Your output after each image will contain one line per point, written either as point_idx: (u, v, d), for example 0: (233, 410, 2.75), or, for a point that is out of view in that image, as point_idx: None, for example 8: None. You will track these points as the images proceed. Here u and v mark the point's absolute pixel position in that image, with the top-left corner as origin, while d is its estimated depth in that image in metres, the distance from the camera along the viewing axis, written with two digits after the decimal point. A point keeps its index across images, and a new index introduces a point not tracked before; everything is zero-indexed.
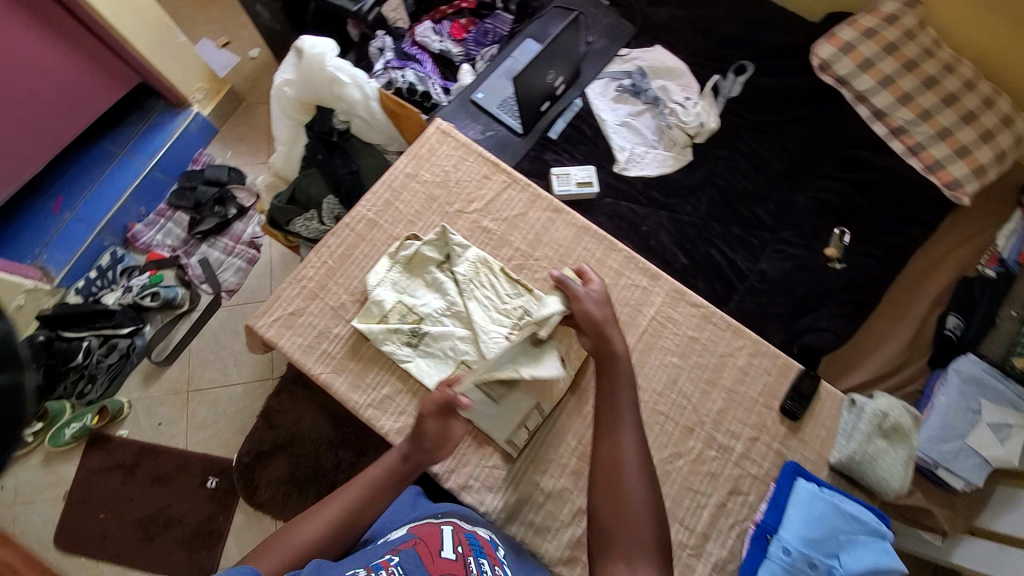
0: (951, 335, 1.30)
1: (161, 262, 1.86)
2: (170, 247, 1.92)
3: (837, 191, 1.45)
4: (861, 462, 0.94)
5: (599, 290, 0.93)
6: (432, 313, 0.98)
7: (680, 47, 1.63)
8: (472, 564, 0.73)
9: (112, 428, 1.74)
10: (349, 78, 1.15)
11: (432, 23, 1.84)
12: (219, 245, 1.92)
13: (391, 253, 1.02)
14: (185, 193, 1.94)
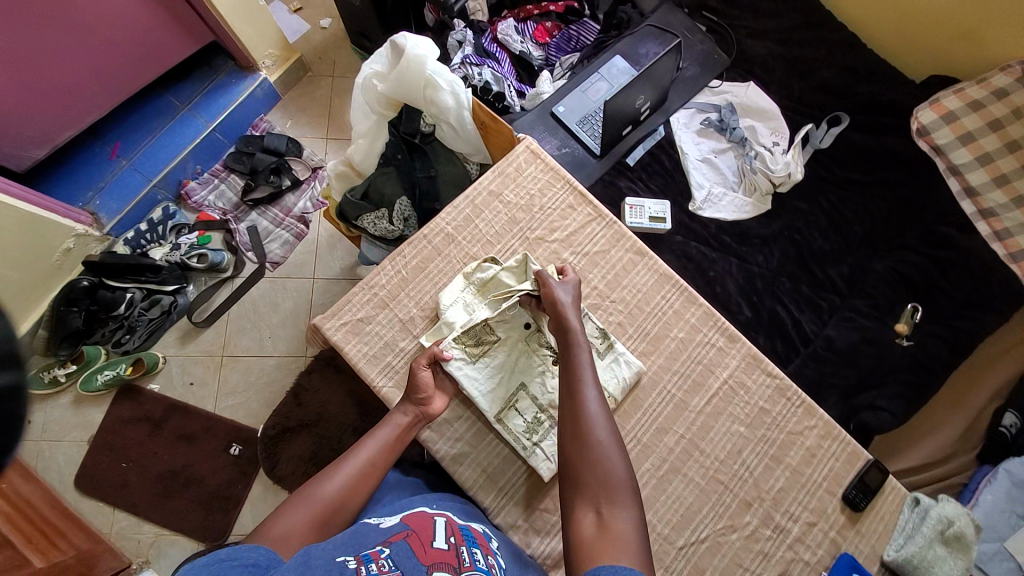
0: (1006, 433, 1.22)
1: (211, 224, 1.86)
2: (221, 210, 1.90)
3: (917, 265, 1.39)
4: (917, 567, 0.90)
5: (573, 286, 0.93)
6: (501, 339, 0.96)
7: (773, 87, 1.56)
8: (464, 554, 0.74)
9: (145, 381, 1.76)
10: (446, 84, 1.11)
11: (515, 21, 1.77)
12: (269, 215, 1.91)
13: (466, 273, 1.00)
14: (242, 157, 1.92)
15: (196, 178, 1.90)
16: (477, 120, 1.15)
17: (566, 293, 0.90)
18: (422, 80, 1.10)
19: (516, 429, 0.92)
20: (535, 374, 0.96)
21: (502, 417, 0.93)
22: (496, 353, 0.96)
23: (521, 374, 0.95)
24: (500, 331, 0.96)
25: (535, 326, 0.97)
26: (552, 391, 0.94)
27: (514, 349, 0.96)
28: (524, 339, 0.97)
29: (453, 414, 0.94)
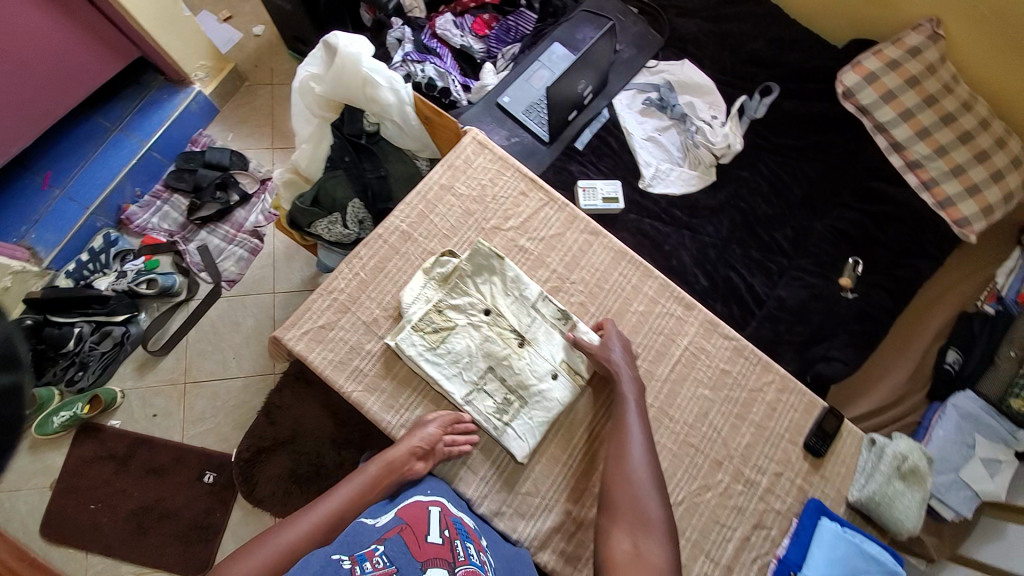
0: (950, 369, 1.37)
1: (157, 247, 1.77)
2: (167, 231, 1.82)
3: (854, 221, 1.47)
4: (880, 503, 0.95)
5: (618, 342, 0.97)
6: (464, 325, 0.96)
7: (707, 62, 1.61)
8: (458, 548, 0.75)
9: (105, 417, 1.67)
10: (385, 81, 1.11)
11: (453, 16, 1.77)
12: (220, 232, 1.85)
13: (425, 270, 0.99)
14: (183, 175, 1.84)
15: (137, 202, 1.82)
16: (420, 114, 1.15)
17: (615, 350, 0.95)
18: (360, 79, 1.08)
19: (486, 410, 0.93)
20: (501, 355, 0.96)
21: (468, 400, 0.93)
22: (460, 341, 0.95)
23: (487, 356, 0.95)
24: (455, 316, 0.96)
25: (494, 309, 0.98)
26: (517, 369, 0.95)
27: (477, 335, 0.96)
28: (488, 325, 0.97)
29: (427, 411, 0.94)
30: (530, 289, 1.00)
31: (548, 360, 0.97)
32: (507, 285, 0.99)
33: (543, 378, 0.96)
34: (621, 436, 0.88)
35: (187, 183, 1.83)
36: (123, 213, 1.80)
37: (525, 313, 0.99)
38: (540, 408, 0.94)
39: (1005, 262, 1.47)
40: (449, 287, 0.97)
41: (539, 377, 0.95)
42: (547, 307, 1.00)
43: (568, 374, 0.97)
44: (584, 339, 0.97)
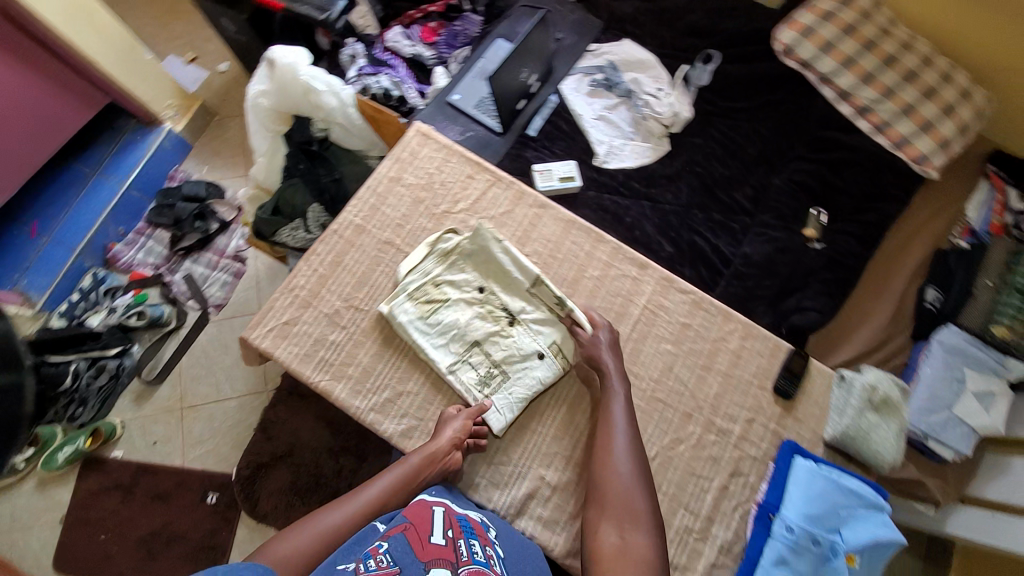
0: (931, 307, 1.35)
1: (145, 281, 1.80)
2: (153, 264, 1.86)
3: (812, 173, 1.49)
4: (854, 436, 0.95)
5: (608, 336, 0.96)
6: (456, 300, 0.99)
7: (647, 39, 1.65)
8: (462, 548, 0.75)
9: (107, 449, 1.69)
10: (325, 86, 1.15)
11: (402, 28, 1.84)
12: (203, 261, 1.87)
13: (430, 242, 1.02)
14: (162, 211, 1.86)
15: (122, 240, 1.87)
16: (364, 112, 1.18)
17: (598, 347, 0.95)
18: (301, 86, 1.14)
19: (467, 381, 0.95)
20: (489, 330, 0.98)
21: (455, 372, 0.95)
22: (451, 316, 0.97)
23: (474, 330, 0.97)
24: (449, 290, 0.99)
25: (486, 288, 1.00)
26: (503, 347, 0.97)
27: (468, 313, 0.98)
28: (480, 306, 0.99)
29: (396, 393, 0.95)
30: (525, 274, 1.00)
31: (533, 342, 0.98)
32: (500, 265, 1.00)
33: (528, 357, 0.97)
34: (608, 435, 0.88)
35: (168, 219, 1.85)
36: (109, 252, 1.84)
37: (518, 295, 1.01)
38: (521, 385, 0.95)
39: (974, 195, 1.47)
40: (450, 260, 1.00)
41: (523, 358, 0.97)
42: (545, 289, 1.00)
43: (553, 356, 0.97)
44: (577, 330, 0.97)
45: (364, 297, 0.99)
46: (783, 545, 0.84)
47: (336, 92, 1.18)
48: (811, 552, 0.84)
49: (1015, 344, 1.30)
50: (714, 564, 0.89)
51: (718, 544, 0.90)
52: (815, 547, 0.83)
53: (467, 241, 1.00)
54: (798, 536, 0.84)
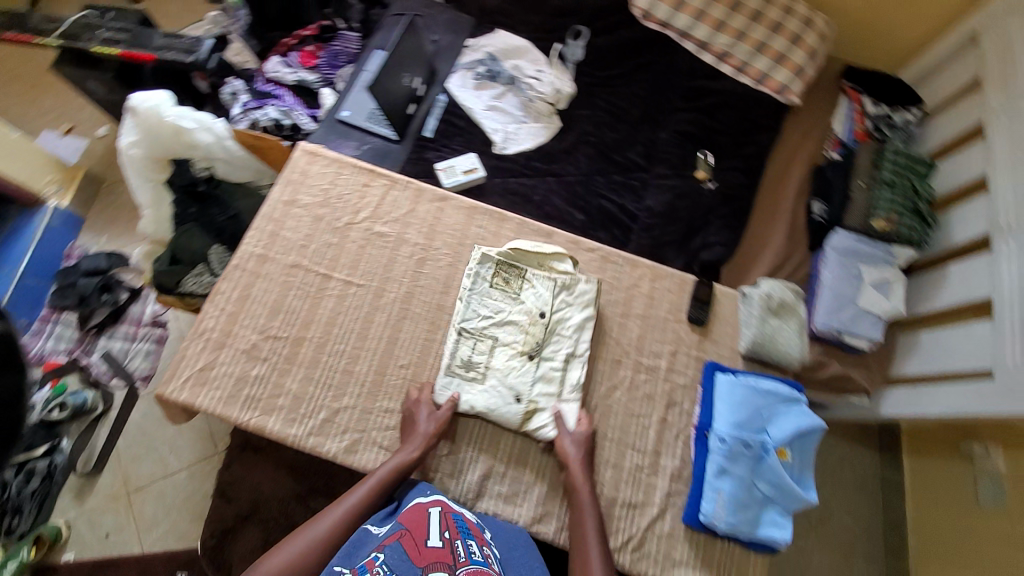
0: (820, 220, 1.49)
1: (60, 369, 1.62)
2: (66, 350, 1.69)
3: (692, 121, 1.60)
4: (764, 342, 1.03)
5: (587, 433, 0.94)
6: (517, 303, 1.01)
7: (520, 26, 1.72)
8: (458, 549, 0.75)
9: (55, 556, 1.52)
10: (195, 123, 1.14)
11: (279, 57, 1.80)
12: (120, 334, 1.72)
13: (553, 253, 1.04)
14: (65, 291, 1.69)
15: (25, 331, 1.69)
16: (242, 142, 1.17)
17: (576, 449, 0.92)
18: (168, 127, 1.12)
19: (460, 352, 0.97)
20: (510, 339, 0.99)
21: (456, 343, 0.97)
22: (501, 305, 1.00)
23: (501, 334, 0.99)
24: (523, 291, 1.01)
25: (547, 314, 1.00)
26: (505, 362, 0.97)
27: (522, 321, 1.00)
28: (530, 321, 1.00)
29: (332, 410, 0.94)
30: (576, 326, 1.01)
31: (523, 382, 0.96)
32: (566, 312, 1.02)
33: (514, 398, 0.95)
34: (583, 554, 0.83)
35: (74, 297, 1.67)
36: None
37: (554, 339, 1.00)
38: (481, 395, 0.95)
39: (837, 110, 1.64)
40: (542, 264, 1.03)
41: (506, 384, 0.96)
42: (574, 372, 0.99)
43: (524, 411, 0.95)
44: (561, 423, 0.94)
45: (280, 325, 0.97)
46: (720, 456, 0.90)
47: (209, 127, 1.16)
48: (746, 456, 0.90)
49: (896, 233, 1.43)
50: (669, 493, 0.94)
51: (669, 473, 0.95)
52: (748, 450, 0.90)
53: (561, 260, 1.04)
54: (731, 444, 0.90)
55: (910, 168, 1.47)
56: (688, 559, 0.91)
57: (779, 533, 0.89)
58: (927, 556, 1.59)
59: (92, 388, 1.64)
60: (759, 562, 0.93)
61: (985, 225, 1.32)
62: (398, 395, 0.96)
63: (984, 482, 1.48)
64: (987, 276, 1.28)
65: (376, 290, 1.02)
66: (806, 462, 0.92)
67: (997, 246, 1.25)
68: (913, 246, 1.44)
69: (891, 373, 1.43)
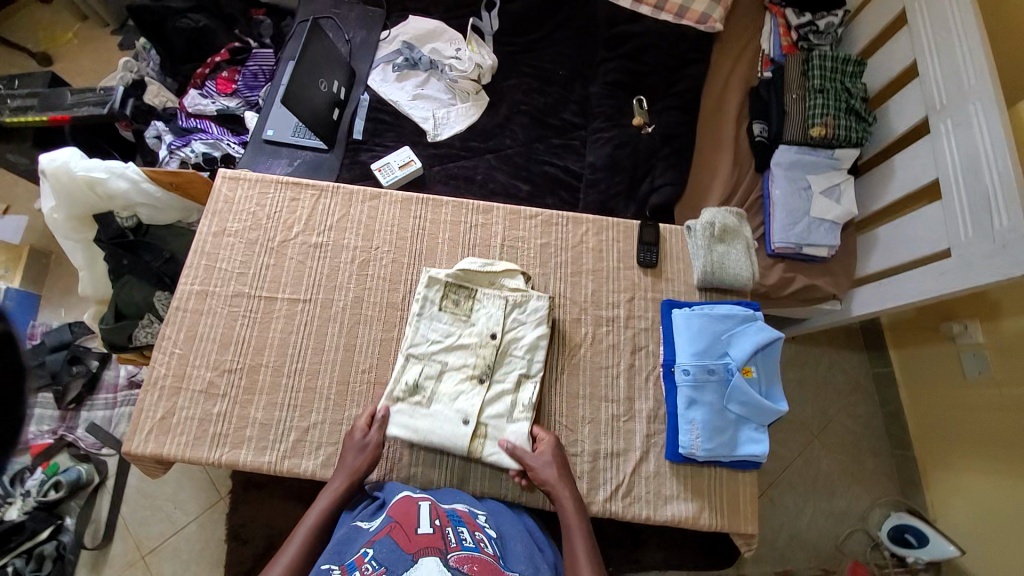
0: (762, 139, 1.47)
1: (48, 450, 1.55)
2: (51, 431, 1.60)
3: (620, 68, 1.59)
4: (716, 271, 1.04)
5: (554, 453, 0.90)
6: (461, 326, 0.99)
7: (431, 9, 1.68)
8: (450, 535, 0.73)
9: None
10: (104, 172, 1.12)
11: (196, 89, 1.75)
12: (99, 403, 1.64)
13: (490, 262, 1.02)
14: (35, 372, 1.60)
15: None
16: (160, 183, 1.16)
17: (546, 471, 0.88)
18: (82, 183, 1.11)
19: (406, 376, 0.95)
20: (459, 365, 0.97)
21: (403, 367, 0.95)
22: (452, 328, 0.98)
23: (450, 361, 0.97)
24: (471, 315, 0.99)
25: (500, 335, 0.98)
26: (454, 387, 0.95)
27: (473, 344, 0.97)
28: (482, 343, 0.97)
29: (303, 428, 0.94)
30: (531, 345, 0.98)
31: (472, 405, 0.93)
32: (517, 331, 0.99)
33: (469, 419, 0.93)
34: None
35: (46, 376, 1.59)
36: None
37: (505, 360, 0.98)
38: (426, 421, 0.92)
39: (763, 29, 1.61)
40: (489, 283, 1.02)
41: (452, 409, 0.93)
42: (527, 391, 0.96)
43: (473, 435, 0.92)
44: (517, 451, 0.90)
45: (232, 357, 0.98)
46: (687, 387, 0.92)
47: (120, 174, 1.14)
48: (711, 382, 0.92)
49: (834, 137, 1.40)
50: (648, 434, 0.96)
51: (646, 415, 0.97)
52: (712, 376, 0.92)
53: (513, 276, 1.02)
54: (695, 373, 0.92)
55: (839, 69, 1.43)
56: (677, 492, 0.93)
57: (758, 449, 0.91)
58: (929, 441, 1.62)
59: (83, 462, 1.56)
60: (747, 479, 0.95)
61: (921, 110, 1.29)
62: (365, 400, 0.97)
63: (968, 355, 1.49)
64: (930, 160, 1.25)
65: (322, 301, 1.02)
66: (773, 374, 0.93)
67: (936, 127, 1.22)
68: (856, 146, 1.42)
69: (855, 274, 1.43)
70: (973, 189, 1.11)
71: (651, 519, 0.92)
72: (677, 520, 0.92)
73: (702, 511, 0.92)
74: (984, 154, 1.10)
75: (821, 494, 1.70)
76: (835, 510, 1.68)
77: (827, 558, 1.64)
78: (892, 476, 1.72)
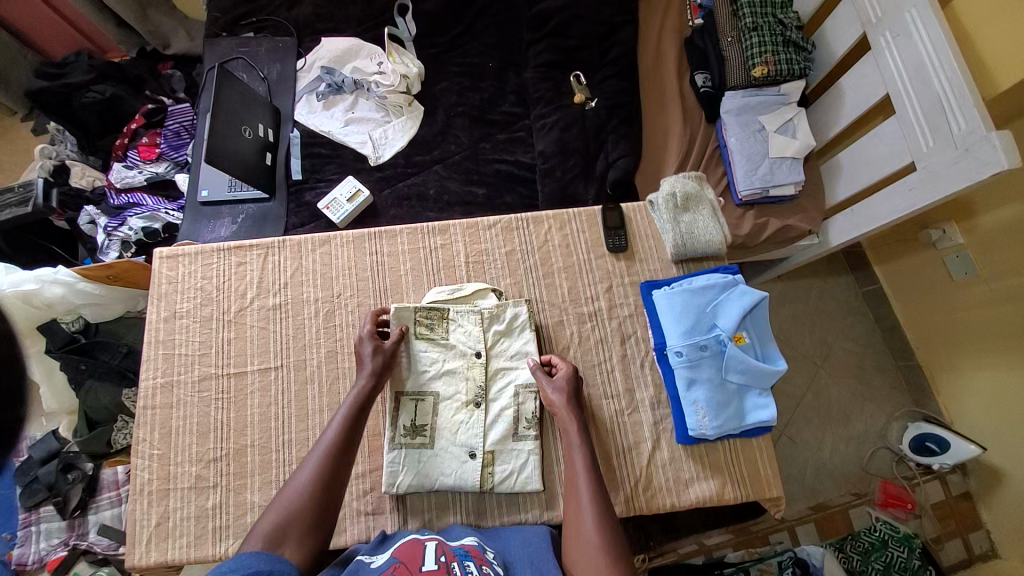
0: (708, 89, 1.43)
1: (63, 564, 1.39)
2: (63, 543, 1.42)
3: (549, 46, 1.53)
4: (686, 241, 1.01)
5: (567, 375, 0.91)
6: (443, 356, 0.96)
7: (343, 26, 1.60)
8: (456, 568, 0.65)
9: None
10: (36, 282, 1.08)
11: (120, 162, 1.65)
12: (106, 502, 1.47)
13: (457, 287, 1.01)
14: (31, 487, 1.41)
15: (12, 544, 1.40)
16: (97, 280, 1.12)
17: (558, 394, 0.88)
18: (14, 300, 1.07)
19: (400, 422, 0.91)
20: (443, 402, 0.94)
21: (396, 411, 0.91)
22: (434, 356, 0.95)
23: (436, 397, 0.94)
24: (452, 336, 0.97)
25: (485, 352, 0.96)
26: (452, 418, 0.93)
27: (460, 367, 0.96)
28: (469, 364, 0.96)
29: None
30: (516, 363, 0.96)
31: (474, 436, 0.91)
32: (499, 346, 0.97)
33: (473, 452, 0.90)
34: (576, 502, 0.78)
35: (43, 488, 1.40)
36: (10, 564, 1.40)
37: (496, 376, 0.96)
38: (433, 463, 0.90)
39: None
40: (463, 304, 1.00)
41: (457, 443, 0.91)
42: (529, 404, 0.94)
43: (482, 467, 0.90)
44: (539, 374, 0.92)
45: (214, 446, 0.93)
46: (684, 368, 0.90)
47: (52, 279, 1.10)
48: (705, 358, 0.90)
49: (778, 73, 1.36)
50: (656, 421, 0.94)
51: (649, 404, 0.95)
52: (704, 351, 0.90)
53: (485, 292, 1.00)
54: (688, 353, 0.90)
55: (768, 3, 1.39)
56: (697, 473, 0.91)
57: (766, 413, 0.89)
58: (932, 347, 1.63)
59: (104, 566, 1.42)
60: (762, 443, 0.94)
61: (857, 27, 1.26)
62: (361, 457, 0.92)
63: (951, 257, 1.49)
64: (876, 76, 1.22)
65: (295, 364, 0.98)
66: (763, 336, 0.92)
67: (875, 42, 1.19)
68: (801, 77, 1.39)
69: (827, 205, 1.40)
70: (923, 97, 1.09)
71: (677, 505, 0.90)
72: (704, 500, 0.90)
73: (726, 486, 0.91)
74: (929, 59, 1.07)
75: (837, 422, 1.71)
76: (854, 434, 1.69)
77: (857, 482, 1.66)
78: (903, 388, 1.73)
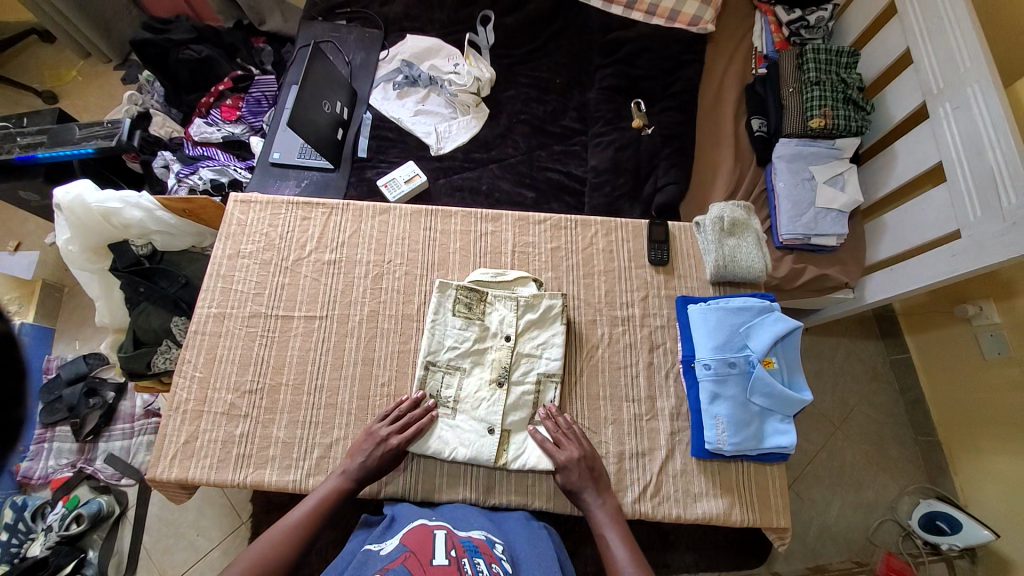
0: (762, 134, 1.48)
1: (70, 483, 1.42)
2: (70, 464, 1.46)
3: (616, 74, 1.61)
4: (726, 265, 1.04)
5: (580, 446, 0.90)
6: (477, 336, 0.99)
7: (428, 28, 1.72)
8: (467, 565, 0.65)
9: None
10: (119, 202, 1.17)
11: (201, 118, 1.77)
12: (117, 433, 1.50)
13: (501, 271, 1.05)
14: (53, 405, 1.47)
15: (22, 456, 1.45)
16: (173, 211, 1.23)
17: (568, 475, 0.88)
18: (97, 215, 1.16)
19: (430, 385, 0.96)
20: (465, 380, 0.97)
21: (424, 378, 0.96)
22: (468, 331, 0.99)
23: (466, 371, 0.98)
24: (490, 315, 1.01)
25: (515, 337, 0.99)
26: (475, 392, 0.96)
27: (492, 347, 0.99)
28: (499, 346, 0.99)
29: (325, 446, 0.93)
30: (546, 355, 0.99)
31: (495, 413, 0.94)
32: (530, 334, 1.00)
33: (485, 433, 0.93)
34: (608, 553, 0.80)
35: (64, 409, 1.46)
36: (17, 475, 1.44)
37: (524, 361, 0.98)
38: (452, 433, 0.93)
39: (754, 28, 1.63)
40: (503, 288, 1.04)
41: (477, 417, 0.94)
42: (549, 393, 0.97)
43: (499, 443, 0.93)
44: (544, 444, 0.91)
45: (251, 379, 0.98)
46: (709, 382, 0.92)
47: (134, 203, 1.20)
48: (732, 375, 0.93)
49: (835, 127, 1.40)
50: (673, 432, 0.96)
51: (668, 413, 0.97)
52: (733, 369, 0.92)
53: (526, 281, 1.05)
54: (716, 367, 0.93)
55: (833, 61, 1.44)
56: (707, 490, 0.92)
57: (785, 440, 0.90)
58: (954, 426, 1.59)
59: (103, 494, 1.42)
60: (775, 470, 0.94)
61: (918, 95, 1.29)
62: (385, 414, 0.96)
63: (985, 336, 1.48)
64: (931, 143, 1.25)
65: (339, 316, 1.03)
66: (794, 363, 0.94)
67: (935, 111, 1.23)
68: (857, 135, 1.42)
69: (866, 262, 1.42)
70: (977, 168, 1.12)
71: (682, 518, 0.91)
72: (708, 518, 0.91)
73: (733, 507, 0.91)
74: (986, 133, 1.10)
75: (847, 485, 1.66)
76: (864, 502, 1.65)
77: (859, 550, 1.60)
78: (919, 463, 1.69)
